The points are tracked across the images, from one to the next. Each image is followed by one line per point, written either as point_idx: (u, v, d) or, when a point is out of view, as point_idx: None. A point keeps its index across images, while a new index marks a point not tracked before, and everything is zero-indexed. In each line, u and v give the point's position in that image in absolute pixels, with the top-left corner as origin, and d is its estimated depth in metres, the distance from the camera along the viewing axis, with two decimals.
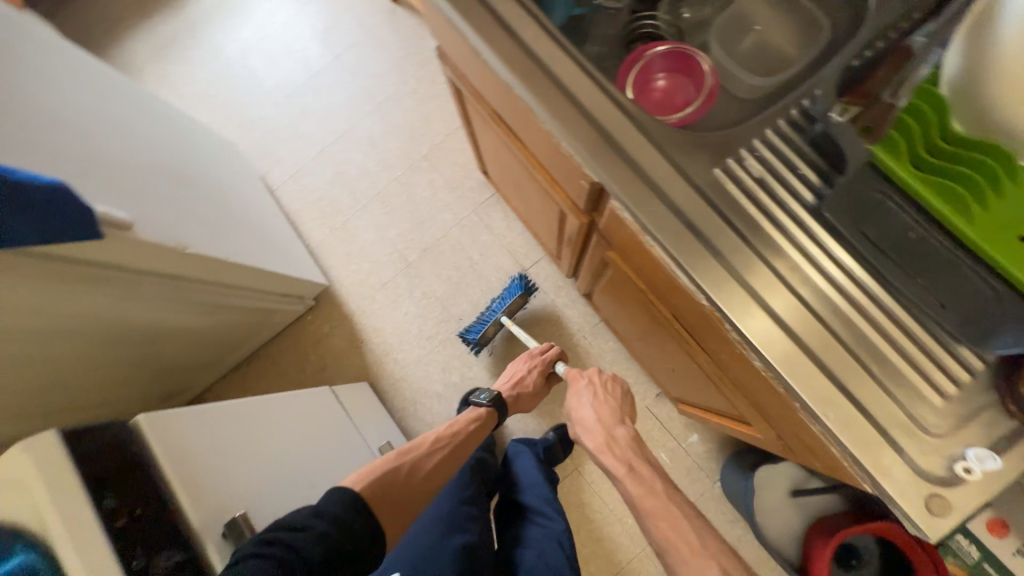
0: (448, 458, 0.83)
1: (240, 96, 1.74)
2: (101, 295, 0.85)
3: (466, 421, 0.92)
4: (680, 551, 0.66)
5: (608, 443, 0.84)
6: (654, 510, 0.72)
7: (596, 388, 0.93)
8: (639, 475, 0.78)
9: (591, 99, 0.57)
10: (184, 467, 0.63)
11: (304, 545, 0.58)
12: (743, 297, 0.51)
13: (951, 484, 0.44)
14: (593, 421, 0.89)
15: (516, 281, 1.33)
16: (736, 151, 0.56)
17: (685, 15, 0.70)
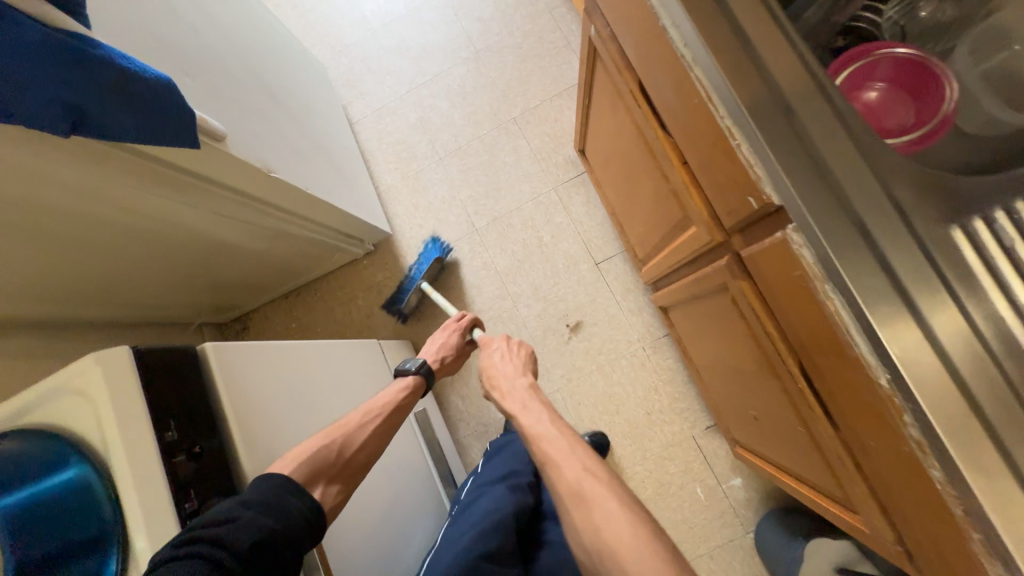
0: (384, 427, 0.71)
1: (337, 16, 1.65)
2: (182, 202, 0.82)
3: (394, 391, 0.78)
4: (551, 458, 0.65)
5: (506, 390, 0.80)
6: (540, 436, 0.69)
7: (506, 350, 0.87)
8: (529, 411, 0.74)
9: (801, 99, 0.46)
10: (243, 410, 0.60)
11: (232, 538, 0.48)
12: (946, 387, 0.40)
13: None
14: (498, 372, 0.84)
15: (432, 246, 1.36)
16: (983, 210, 0.46)
17: (922, 14, 0.55)
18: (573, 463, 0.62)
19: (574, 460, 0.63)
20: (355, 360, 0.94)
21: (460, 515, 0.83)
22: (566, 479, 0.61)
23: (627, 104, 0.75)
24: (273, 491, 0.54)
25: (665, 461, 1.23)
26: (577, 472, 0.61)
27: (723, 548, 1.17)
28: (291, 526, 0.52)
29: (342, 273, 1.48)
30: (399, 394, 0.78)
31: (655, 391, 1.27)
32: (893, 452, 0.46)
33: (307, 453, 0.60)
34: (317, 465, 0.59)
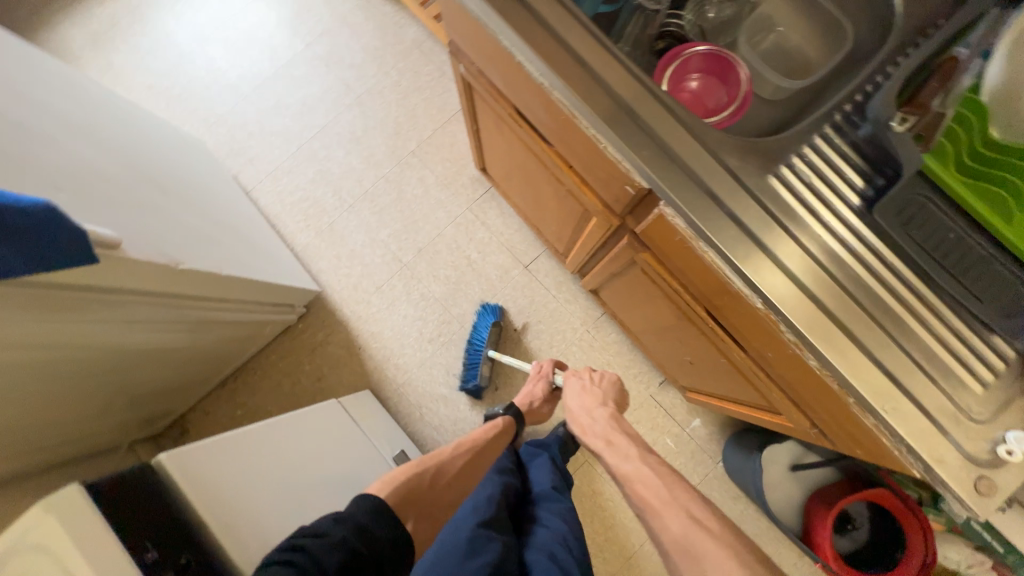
0: (472, 463, 0.84)
1: (200, 88, 1.59)
2: (92, 322, 0.77)
3: (487, 429, 0.93)
4: (652, 506, 0.71)
5: (589, 425, 0.90)
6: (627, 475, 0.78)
7: (585, 380, 0.98)
8: (615, 446, 0.83)
9: (641, 104, 0.57)
10: (225, 514, 0.60)
11: (324, 553, 0.53)
12: (798, 297, 0.53)
13: (995, 465, 0.48)
14: (576, 407, 0.94)
15: (483, 312, 1.38)
16: (786, 158, 0.56)
17: (709, 15, 0.69)
18: (678, 513, 0.68)
19: (676, 511, 0.69)
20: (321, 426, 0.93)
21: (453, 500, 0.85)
22: (671, 531, 0.67)
23: (510, 124, 0.84)
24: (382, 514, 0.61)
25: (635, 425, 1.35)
26: (682, 523, 0.67)
27: (702, 482, 1.31)
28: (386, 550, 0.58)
29: (278, 344, 1.42)
30: (493, 429, 0.93)
31: (609, 365, 1.38)
32: (783, 355, 0.58)
33: (407, 475, 0.72)
34: (412, 488, 0.71)
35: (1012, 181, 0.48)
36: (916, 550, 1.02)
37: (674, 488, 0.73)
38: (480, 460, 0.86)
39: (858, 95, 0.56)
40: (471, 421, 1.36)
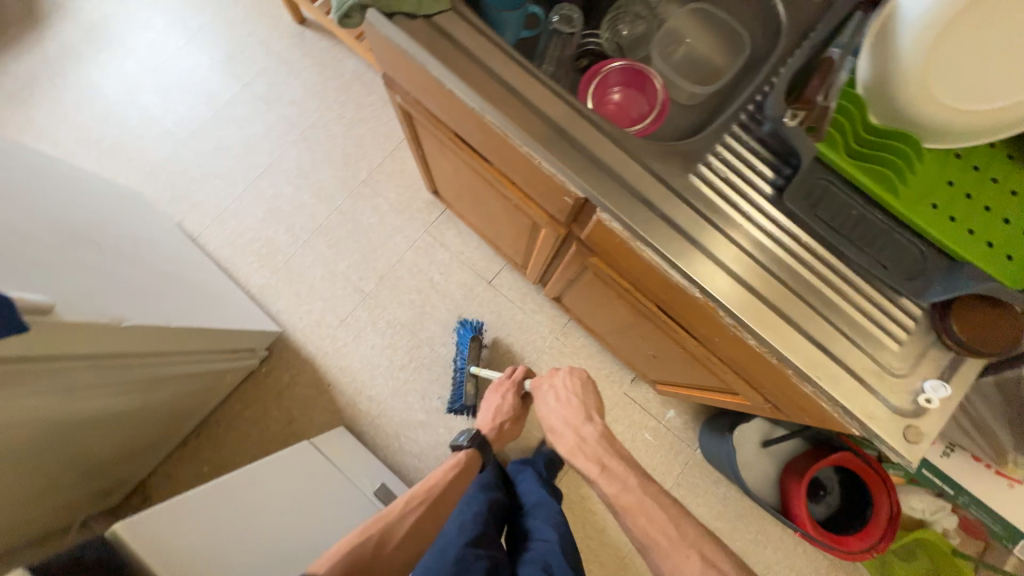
0: (425, 515, 0.86)
1: (134, 138, 1.53)
2: (29, 395, 0.72)
3: (444, 471, 0.95)
4: (658, 545, 0.69)
5: (576, 442, 0.86)
6: (620, 503, 0.75)
7: (560, 390, 0.94)
8: (610, 471, 0.79)
9: (566, 121, 0.60)
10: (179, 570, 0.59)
11: None
12: (729, 283, 0.57)
13: (918, 413, 0.53)
14: (558, 425, 0.91)
15: (464, 328, 1.37)
16: (703, 156, 0.60)
17: (624, 32, 0.74)
18: (691, 557, 0.66)
19: (689, 554, 0.66)
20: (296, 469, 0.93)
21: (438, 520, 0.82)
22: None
23: (451, 148, 0.86)
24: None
25: (613, 424, 1.38)
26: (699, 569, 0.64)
27: (683, 471, 1.35)
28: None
29: (242, 391, 1.37)
30: (452, 469, 0.96)
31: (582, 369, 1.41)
32: (726, 337, 0.62)
33: (348, 547, 0.73)
34: (354, 558, 0.72)
35: (896, 158, 0.53)
36: (884, 505, 1.09)
37: (684, 529, 0.70)
38: (434, 510, 0.88)
39: (756, 96, 0.62)
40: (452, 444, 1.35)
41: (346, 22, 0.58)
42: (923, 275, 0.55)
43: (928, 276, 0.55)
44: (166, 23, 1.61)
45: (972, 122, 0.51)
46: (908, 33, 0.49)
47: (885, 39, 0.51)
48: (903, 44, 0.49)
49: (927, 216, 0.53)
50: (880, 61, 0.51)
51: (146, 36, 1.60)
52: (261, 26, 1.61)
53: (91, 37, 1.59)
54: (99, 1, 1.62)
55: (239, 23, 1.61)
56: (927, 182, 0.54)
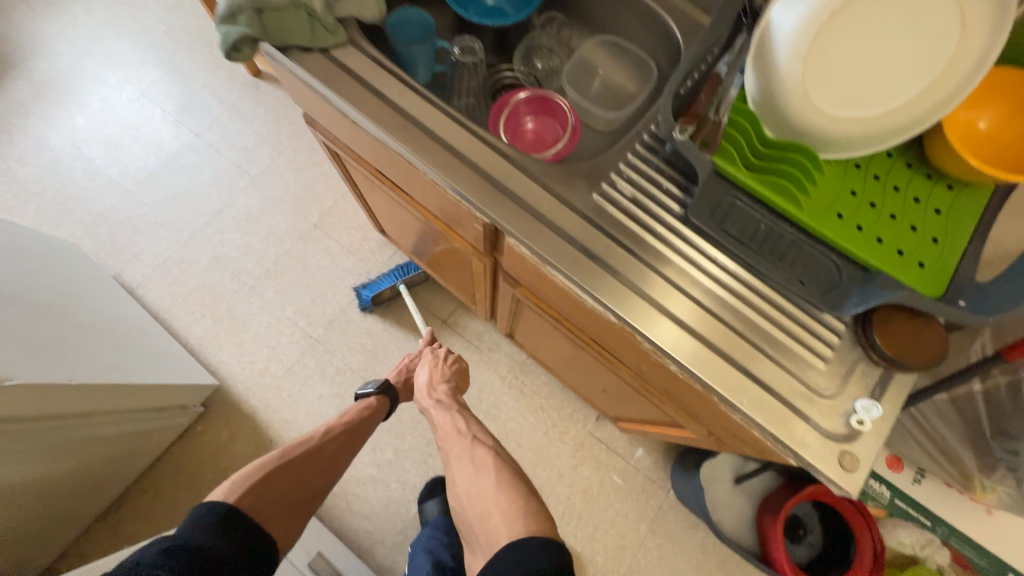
0: (344, 445, 0.88)
1: (77, 189, 1.50)
2: None
3: (356, 410, 0.93)
4: (446, 433, 0.85)
5: (427, 392, 0.94)
6: (438, 425, 0.87)
7: (435, 356, 1.01)
8: (442, 403, 0.90)
9: (466, 146, 0.59)
10: None
11: (197, 537, 0.62)
12: (643, 305, 0.54)
13: (853, 438, 0.48)
14: (423, 381, 0.97)
15: None
16: (607, 175, 0.58)
17: (538, 65, 0.75)
18: None
19: None
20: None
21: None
22: None
23: (377, 184, 0.85)
24: (222, 525, 0.65)
25: (579, 468, 1.29)
26: None
27: (657, 518, 1.25)
28: (232, 555, 0.63)
29: (171, 455, 1.25)
30: (362, 408, 0.94)
31: (543, 409, 1.34)
32: (651, 363, 0.58)
33: (260, 475, 0.75)
34: (265, 489, 0.74)
35: (793, 171, 0.52)
36: None
37: None
38: (355, 439, 0.90)
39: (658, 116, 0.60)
40: (405, 501, 1.24)
41: (235, 53, 0.57)
42: (840, 288, 0.52)
43: (844, 289, 0.52)
44: (121, 79, 1.63)
45: (862, 129, 0.50)
46: (784, 49, 0.47)
47: (765, 53, 0.49)
48: (781, 56, 0.48)
49: (832, 227, 0.51)
50: (764, 76, 0.50)
51: (100, 92, 1.61)
52: (216, 79, 1.64)
53: (42, 94, 1.59)
54: (54, 60, 1.64)
55: (195, 77, 1.64)
56: (830, 193, 0.52)
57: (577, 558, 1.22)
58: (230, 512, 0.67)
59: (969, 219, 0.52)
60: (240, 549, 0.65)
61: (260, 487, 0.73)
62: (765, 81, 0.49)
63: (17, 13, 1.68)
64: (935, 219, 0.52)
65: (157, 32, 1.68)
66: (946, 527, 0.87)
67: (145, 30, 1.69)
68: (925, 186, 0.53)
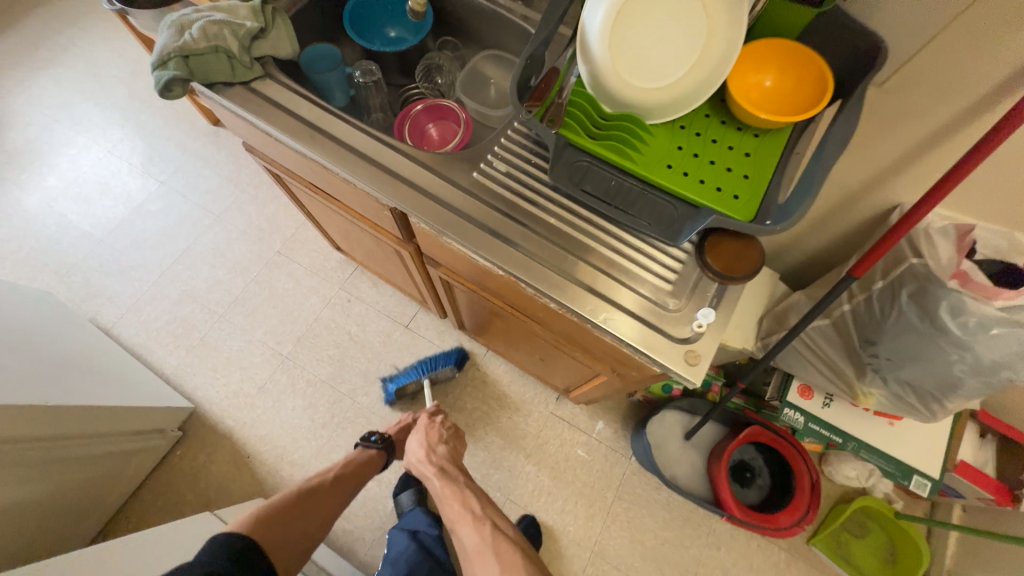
0: (343, 485, 0.96)
1: (50, 244, 1.59)
2: None
3: (359, 457, 1.03)
4: (462, 518, 0.89)
5: (427, 459, 0.99)
6: (442, 494, 0.93)
7: (428, 423, 1.07)
8: (447, 473, 0.97)
9: (367, 147, 0.71)
10: None
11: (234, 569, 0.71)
12: (521, 257, 0.66)
13: (694, 338, 0.61)
14: (419, 445, 1.02)
15: (448, 354, 1.42)
16: (484, 157, 0.70)
17: (439, 80, 0.89)
18: None
19: None
20: (169, 546, 0.90)
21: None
22: None
23: (313, 197, 0.96)
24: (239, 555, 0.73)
25: (545, 446, 1.37)
26: None
27: (622, 484, 1.33)
28: None
29: (153, 480, 1.31)
30: (364, 451, 1.05)
31: (506, 395, 1.42)
32: (542, 307, 0.70)
33: (267, 510, 0.82)
34: (272, 519, 0.82)
35: (626, 134, 0.64)
36: (803, 474, 1.10)
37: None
38: (351, 480, 0.98)
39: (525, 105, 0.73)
40: (382, 497, 1.30)
41: (167, 92, 0.69)
42: (678, 223, 0.63)
43: (681, 223, 0.63)
44: (88, 140, 1.75)
45: (671, 96, 0.63)
46: (597, 44, 0.61)
47: (585, 49, 0.63)
48: (596, 50, 0.61)
49: (663, 174, 0.63)
50: (589, 65, 0.63)
51: (68, 153, 1.72)
52: (178, 130, 1.77)
53: (14, 162, 1.70)
54: (24, 128, 1.76)
55: (157, 130, 1.77)
56: (659, 149, 0.64)
57: (550, 531, 1.28)
58: (245, 545, 0.74)
59: (772, 157, 0.64)
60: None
61: (269, 519, 0.81)
62: (590, 68, 0.62)
63: None
64: (746, 160, 0.64)
65: (120, 94, 1.82)
66: (861, 445, 0.96)
67: (108, 94, 1.82)
68: (736, 136, 0.65)
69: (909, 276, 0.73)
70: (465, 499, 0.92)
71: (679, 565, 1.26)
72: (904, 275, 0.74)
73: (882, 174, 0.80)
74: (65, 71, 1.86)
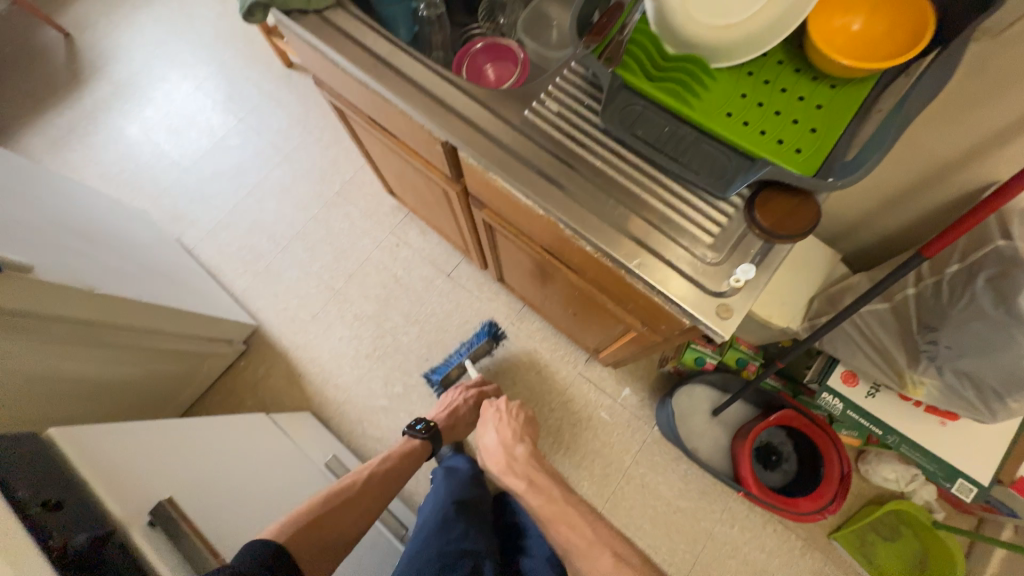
0: (383, 483, 0.93)
1: (146, 169, 1.78)
2: (21, 344, 0.89)
3: (400, 453, 1.01)
4: (577, 548, 0.82)
5: (511, 462, 1.01)
6: (532, 501, 0.93)
7: (501, 412, 1.10)
8: (535, 484, 0.96)
9: (424, 78, 0.73)
10: (115, 468, 0.71)
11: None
12: (562, 197, 0.66)
13: (730, 293, 0.60)
14: (495, 443, 1.05)
15: (479, 334, 1.47)
16: (536, 97, 0.70)
17: (502, 20, 0.88)
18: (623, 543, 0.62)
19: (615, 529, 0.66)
20: (231, 441, 0.97)
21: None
22: None
23: (371, 133, 1.00)
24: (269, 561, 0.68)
25: (568, 403, 1.40)
26: None
27: (641, 450, 1.34)
28: None
29: (221, 383, 1.49)
30: (407, 443, 1.05)
31: (536, 351, 1.46)
32: (579, 252, 0.71)
33: (306, 512, 0.78)
34: (310, 520, 0.77)
35: (686, 77, 0.61)
36: (834, 464, 1.06)
37: None
38: (391, 478, 0.95)
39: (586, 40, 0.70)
40: None
41: (250, 17, 0.74)
42: (729, 175, 0.61)
43: (732, 176, 0.60)
44: (180, 76, 1.90)
45: (742, 36, 0.60)
46: None
47: None
48: None
49: (721, 123, 0.60)
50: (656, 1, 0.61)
51: (163, 87, 1.89)
52: (257, 71, 1.88)
53: (120, 92, 1.90)
54: (128, 62, 1.94)
55: (238, 70, 1.89)
56: (721, 95, 0.61)
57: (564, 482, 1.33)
58: (275, 552, 0.69)
59: (847, 112, 0.59)
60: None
61: (310, 518, 0.78)
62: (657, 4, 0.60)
63: (100, 25, 2.00)
64: (816, 112, 0.59)
65: (208, 34, 1.95)
66: (904, 441, 0.91)
67: (198, 33, 1.96)
68: (809, 86, 0.61)
69: (993, 258, 0.66)
70: (574, 526, 0.86)
71: (688, 534, 1.27)
72: (986, 258, 0.67)
73: (982, 146, 0.71)
74: (164, 10, 2.01)
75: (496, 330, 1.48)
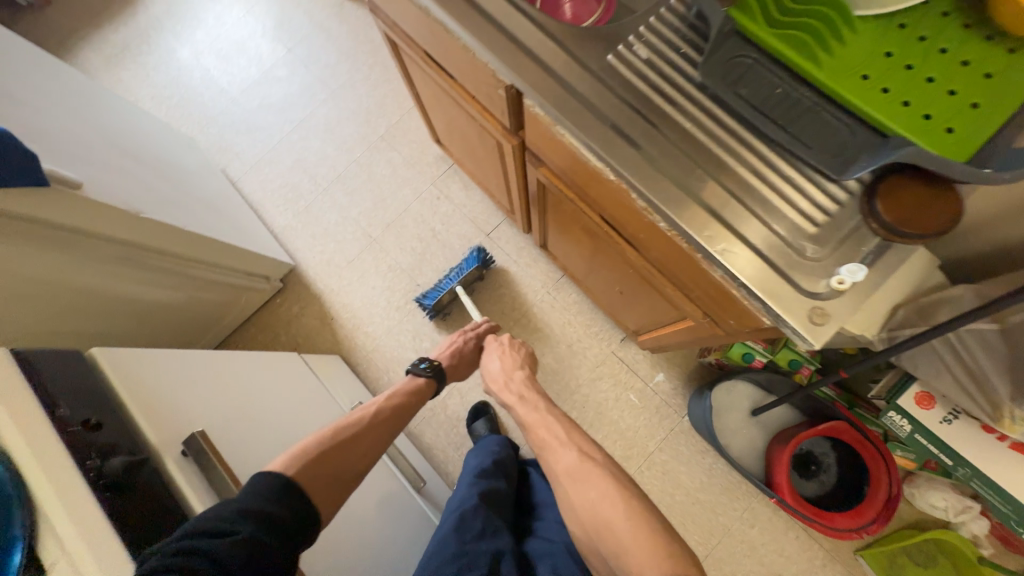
0: (393, 418, 0.85)
1: (195, 95, 1.76)
2: (69, 259, 0.91)
3: (407, 389, 0.93)
4: (551, 448, 0.77)
5: (505, 384, 0.93)
6: (528, 422, 0.84)
7: (502, 344, 1.01)
8: (526, 399, 0.88)
9: (494, 8, 0.63)
10: (148, 397, 0.71)
11: (249, 528, 0.56)
12: (638, 162, 0.57)
13: (828, 296, 0.51)
14: (496, 369, 0.96)
15: (471, 257, 1.39)
16: (624, 39, 0.60)
17: None
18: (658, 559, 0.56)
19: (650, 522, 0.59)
20: (259, 377, 0.97)
21: (446, 496, 1.21)
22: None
23: (425, 71, 0.91)
24: (280, 495, 0.62)
25: (597, 381, 1.36)
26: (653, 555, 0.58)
27: (668, 438, 1.30)
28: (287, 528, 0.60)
29: (258, 317, 1.52)
30: (413, 380, 0.96)
31: (570, 325, 1.40)
32: (648, 228, 0.63)
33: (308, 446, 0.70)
34: (314, 453, 0.70)
35: (819, 25, 0.50)
36: (881, 484, 0.99)
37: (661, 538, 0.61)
38: (403, 414, 0.87)
39: None
40: None
41: None
42: (850, 152, 0.50)
43: (854, 155, 0.50)
44: None
45: None
46: None
47: None
48: None
49: (853, 86, 0.49)
50: None
51: (215, 9, 1.83)
52: None
53: (172, 11, 1.85)
54: None
55: None
56: (860, 51, 0.50)
57: None
58: (286, 483, 0.63)
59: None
60: (298, 516, 0.62)
61: (317, 454, 0.70)
62: None
63: None
64: (983, 82, 0.47)
65: None
66: (976, 474, 0.82)
67: None
68: (980, 49, 0.48)
69: None
70: (548, 428, 0.80)
71: (705, 528, 1.24)
72: None
73: None
74: None
75: (487, 256, 1.40)
